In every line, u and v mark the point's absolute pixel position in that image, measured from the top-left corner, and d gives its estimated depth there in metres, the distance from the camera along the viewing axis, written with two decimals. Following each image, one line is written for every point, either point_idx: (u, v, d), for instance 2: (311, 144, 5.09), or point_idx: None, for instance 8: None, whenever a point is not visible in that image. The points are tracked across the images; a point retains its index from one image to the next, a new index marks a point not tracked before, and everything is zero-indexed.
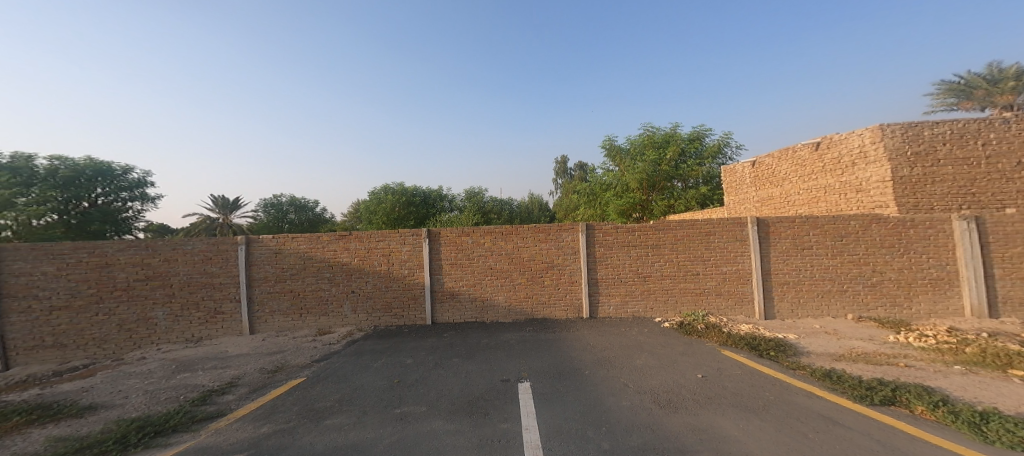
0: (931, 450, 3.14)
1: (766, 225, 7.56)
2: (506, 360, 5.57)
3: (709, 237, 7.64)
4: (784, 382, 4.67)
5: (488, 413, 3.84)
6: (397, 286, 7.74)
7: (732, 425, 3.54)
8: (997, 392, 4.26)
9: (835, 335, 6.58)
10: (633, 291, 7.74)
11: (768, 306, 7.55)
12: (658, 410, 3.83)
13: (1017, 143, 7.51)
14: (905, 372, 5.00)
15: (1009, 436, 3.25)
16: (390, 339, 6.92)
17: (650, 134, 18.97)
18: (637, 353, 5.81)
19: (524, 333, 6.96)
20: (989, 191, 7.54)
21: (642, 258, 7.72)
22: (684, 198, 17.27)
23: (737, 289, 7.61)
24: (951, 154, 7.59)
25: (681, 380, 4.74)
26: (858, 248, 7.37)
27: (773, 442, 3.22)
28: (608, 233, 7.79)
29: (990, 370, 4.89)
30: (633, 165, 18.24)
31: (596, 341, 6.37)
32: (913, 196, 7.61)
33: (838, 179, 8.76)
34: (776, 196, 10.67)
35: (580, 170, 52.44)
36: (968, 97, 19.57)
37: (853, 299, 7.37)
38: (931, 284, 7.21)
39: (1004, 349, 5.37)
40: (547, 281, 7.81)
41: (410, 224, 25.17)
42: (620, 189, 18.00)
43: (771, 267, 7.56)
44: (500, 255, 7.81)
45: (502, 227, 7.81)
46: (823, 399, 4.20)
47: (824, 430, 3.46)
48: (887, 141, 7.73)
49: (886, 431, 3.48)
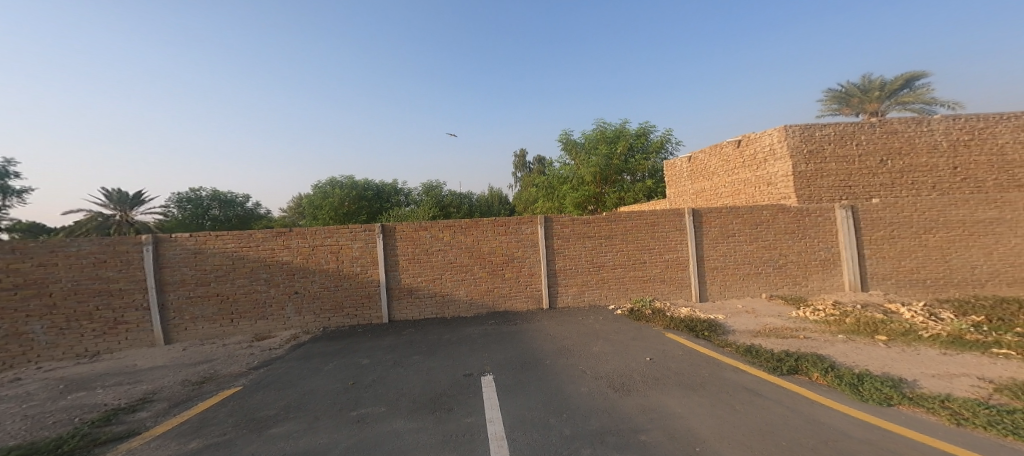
0: (828, 411, 3.65)
1: (699, 215, 8.23)
2: (467, 355, 5.55)
3: (654, 227, 8.14)
4: (716, 360, 5.15)
5: (451, 408, 3.82)
6: (347, 284, 7.36)
7: (676, 403, 3.85)
8: (867, 356, 5.05)
9: (754, 313, 7.37)
10: (589, 280, 8.06)
11: (703, 290, 8.24)
12: (614, 394, 4.05)
13: (880, 144, 8.82)
14: (803, 343, 5.74)
15: (878, 395, 3.88)
16: (342, 340, 6.59)
17: (602, 130, 19.54)
18: (593, 340, 6.06)
19: (487, 327, 6.95)
20: (861, 184, 8.81)
21: (596, 248, 8.04)
22: (633, 190, 18.16)
23: (678, 275, 8.20)
24: (836, 153, 8.76)
25: (632, 363, 5.04)
26: (769, 235, 8.28)
27: (709, 415, 3.56)
28: (565, 225, 8.02)
29: (862, 337, 5.78)
30: (587, 159, 18.80)
31: (552, 331, 6.55)
32: (808, 188, 8.72)
33: (754, 173, 9.74)
34: (707, 189, 11.60)
35: (540, 164, 52.78)
36: (847, 104, 22.65)
37: (766, 280, 8.29)
38: (821, 264, 8.31)
39: (874, 319, 6.35)
40: (507, 274, 7.87)
41: (361, 219, 23.75)
42: (576, 183, 18.69)
43: (704, 254, 8.26)
44: (460, 249, 7.72)
45: (461, 221, 7.73)
46: (746, 373, 4.70)
47: (748, 402, 3.88)
48: (790, 140, 8.75)
49: (792, 397, 4.00)
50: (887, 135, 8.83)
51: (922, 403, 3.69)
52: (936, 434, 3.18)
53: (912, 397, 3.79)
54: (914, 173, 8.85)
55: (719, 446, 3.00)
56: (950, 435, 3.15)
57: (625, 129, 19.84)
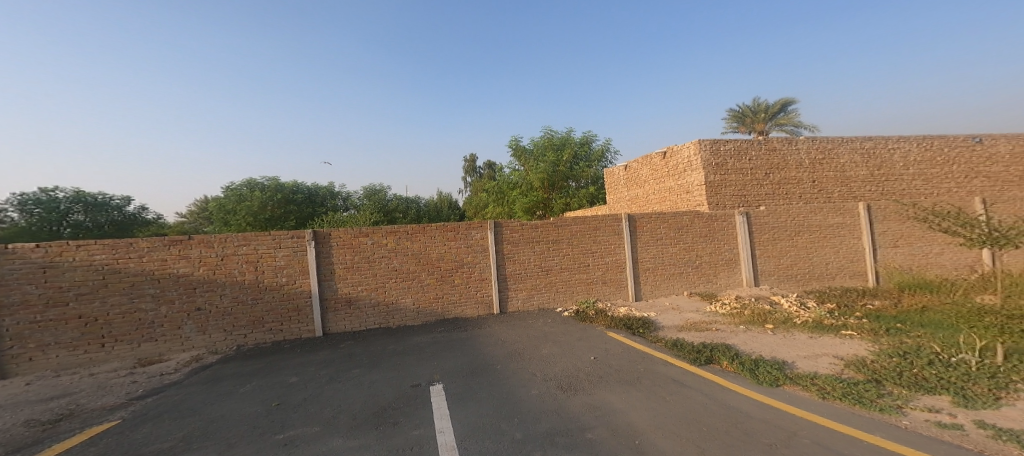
0: (737, 396, 4.05)
1: (634, 220, 8.74)
2: (410, 364, 5.29)
3: (596, 232, 8.46)
4: (649, 355, 5.46)
5: (398, 421, 3.58)
6: (269, 297, 6.70)
7: (618, 399, 4.01)
8: (752, 343, 5.77)
9: (678, 310, 7.99)
10: (538, 284, 8.09)
11: (638, 290, 8.73)
12: (563, 394, 4.10)
13: (762, 160, 10.09)
14: (715, 335, 6.32)
15: (770, 377, 4.40)
16: (263, 358, 5.98)
17: (548, 137, 20.00)
18: (541, 342, 6.09)
19: (436, 334, 6.63)
20: (753, 194, 9.99)
21: (544, 253, 8.11)
22: (577, 197, 18.70)
23: (618, 276, 8.59)
24: (736, 166, 9.85)
25: (578, 363, 5.15)
26: (687, 238, 9.04)
27: (646, 408, 3.76)
28: (515, 229, 7.98)
29: (757, 326, 6.52)
30: (535, 166, 19.17)
31: (500, 334, 6.47)
32: (716, 196, 9.70)
33: (676, 182, 10.57)
34: (639, 196, 12.35)
35: (489, 169, 52.38)
36: (743, 123, 25.60)
37: (687, 279, 9.03)
38: (727, 264, 9.26)
39: (765, 310, 7.19)
40: (456, 280, 7.64)
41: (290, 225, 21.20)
42: (525, 188, 18.81)
43: (639, 256, 8.76)
44: (406, 255, 7.37)
45: (407, 226, 7.39)
46: (673, 365, 5.04)
47: (676, 392, 4.16)
48: (702, 154, 9.69)
49: (708, 385, 4.38)
50: (768, 153, 10.14)
51: (797, 381, 4.26)
52: (807, 407, 3.70)
53: (792, 377, 4.35)
54: (787, 185, 10.25)
55: (656, 438, 3.16)
56: (819, 407, 3.68)
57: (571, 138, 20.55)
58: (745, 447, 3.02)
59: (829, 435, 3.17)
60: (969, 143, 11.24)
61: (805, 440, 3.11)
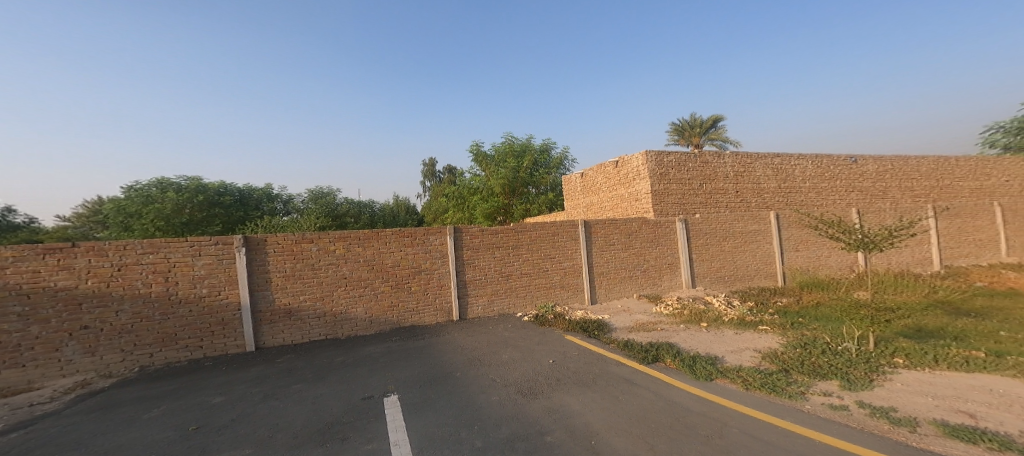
0: (680, 391, 4.34)
1: (590, 226, 9.06)
2: (358, 377, 5.08)
3: (555, 237, 8.66)
4: (605, 356, 5.66)
5: (347, 437, 3.47)
6: (184, 311, 6.01)
7: (576, 400, 4.13)
8: (688, 340, 6.22)
9: (629, 311, 8.39)
10: (498, 289, 8.13)
11: (594, 293, 9.04)
12: (522, 399, 4.15)
13: (698, 172, 10.90)
14: (660, 334, 6.72)
15: (705, 371, 4.78)
16: (179, 379, 5.38)
17: (510, 143, 20.12)
18: (502, 347, 6.11)
19: (390, 344, 6.43)
20: (691, 202, 10.75)
21: (504, 258, 8.17)
22: (538, 203, 19.11)
23: (575, 281, 8.83)
24: (676, 177, 10.56)
25: (537, 367, 5.23)
26: (637, 243, 9.53)
27: (601, 408, 3.91)
28: (474, 235, 8.00)
29: (695, 324, 7.02)
30: (496, 171, 19.14)
31: (459, 341, 6.41)
32: (661, 204, 10.33)
33: (627, 190, 11.01)
34: (594, 203, 12.50)
35: (450, 174, 51.54)
36: (682, 136, 27.38)
37: (636, 282, 9.50)
38: (671, 267, 9.88)
39: (702, 310, 7.76)
40: (413, 287, 7.48)
41: (218, 229, 15.68)
42: (486, 193, 18.80)
43: (594, 261, 9.08)
44: (357, 262, 7.10)
45: (360, 232, 7.14)
46: (625, 365, 5.27)
47: (628, 391, 4.37)
48: (649, 164, 10.28)
49: (657, 382, 4.64)
50: (703, 165, 10.98)
51: (725, 375, 4.66)
52: (736, 398, 4.07)
53: (722, 371, 4.75)
54: (716, 195, 11.12)
55: (610, 437, 3.31)
56: (744, 397, 4.05)
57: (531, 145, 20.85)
58: (686, 440, 3.25)
59: (753, 424, 3.49)
60: (848, 163, 13.13)
61: (734, 429, 3.41)
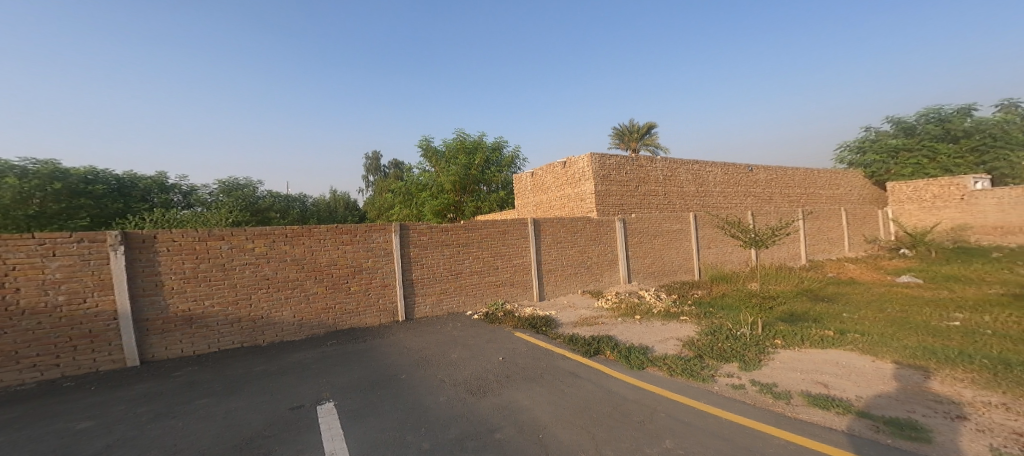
0: (619, 381, 4.61)
1: (539, 224, 9.26)
2: (282, 389, 4.58)
3: (505, 235, 8.74)
4: (552, 351, 5.84)
5: (271, 450, 3.26)
6: (30, 324, 4.67)
7: (524, 396, 4.23)
8: (628, 333, 6.55)
9: (574, 306, 8.73)
10: (447, 288, 7.98)
11: (542, 290, 9.26)
12: (471, 398, 4.17)
13: (635, 174, 11.59)
14: (603, 327, 7.05)
15: (637, 360, 5.14)
16: (24, 406, 4.18)
17: (461, 140, 19.90)
18: (452, 347, 6.05)
19: (327, 348, 6.03)
20: (629, 203, 11.41)
21: (454, 256, 8.05)
22: (489, 201, 19.06)
23: (524, 278, 8.98)
24: (617, 178, 11.14)
25: (487, 365, 5.26)
26: (581, 241, 9.92)
27: (549, 402, 4.05)
28: (422, 232, 7.75)
29: (631, 317, 7.50)
30: (448, 168, 18.76)
31: (404, 343, 6.22)
32: (604, 204, 10.84)
33: (573, 190, 11.30)
34: (544, 201, 12.48)
35: (396, 168, 50.16)
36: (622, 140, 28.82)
37: (581, 279, 9.89)
38: (612, 264, 10.42)
39: (637, 303, 8.30)
40: (353, 287, 6.97)
41: (87, 222, 9.39)
42: (436, 190, 18.52)
43: (542, 259, 9.30)
44: (283, 261, 6.36)
45: (286, 228, 6.41)
46: (571, 359, 5.48)
47: (574, 384, 4.55)
48: (593, 166, 10.73)
49: (598, 373, 4.90)
50: (639, 168, 11.71)
51: (654, 363, 5.06)
52: (665, 383, 4.43)
53: (651, 360, 5.14)
54: (649, 197, 11.90)
55: (557, 429, 3.44)
56: (671, 383, 4.42)
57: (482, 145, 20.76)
58: (622, 428, 3.47)
59: (680, 407, 3.81)
60: (744, 170, 14.69)
61: (662, 414, 3.71)
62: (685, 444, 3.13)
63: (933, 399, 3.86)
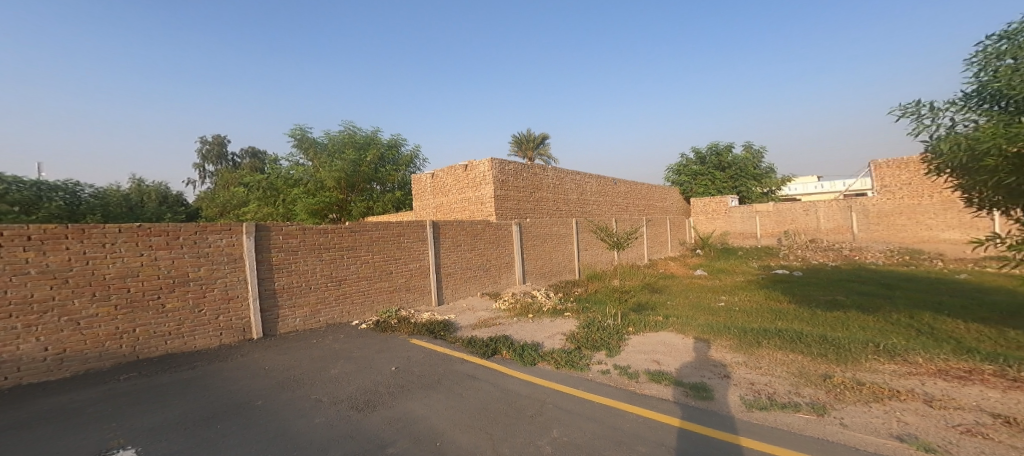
0: (514, 378, 4.83)
1: (438, 227, 9.17)
2: (26, 455, 3.00)
3: (399, 238, 8.37)
4: (448, 355, 5.85)
5: None
6: None
7: (419, 405, 4.16)
8: (525, 333, 6.77)
9: (474, 309, 8.85)
10: (326, 297, 7.08)
11: (440, 294, 9.15)
12: (357, 415, 3.91)
13: (530, 181, 12.24)
14: (500, 328, 7.25)
15: (529, 356, 5.47)
16: None
17: (350, 134, 18.63)
18: (332, 362, 5.51)
19: (122, 382, 4.41)
20: (526, 208, 11.99)
21: (335, 261, 7.24)
22: (383, 201, 18.03)
23: (421, 282, 8.74)
24: (514, 184, 11.62)
25: (377, 377, 4.98)
26: (480, 244, 10.13)
27: (446, 408, 4.06)
28: (291, 235, 6.66)
29: (525, 315, 7.90)
30: (331, 165, 17.02)
31: (260, 363, 5.26)
32: (503, 209, 11.20)
33: (474, 193, 11.41)
34: (444, 204, 12.33)
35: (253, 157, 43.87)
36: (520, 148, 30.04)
37: (480, 282, 10.08)
38: (508, 267, 10.90)
39: (530, 302, 8.79)
40: (166, 304, 5.25)
41: None
42: (314, 187, 16.67)
43: (441, 262, 9.21)
44: (21, 274, 4.28)
45: (32, 227, 4.37)
46: (469, 362, 5.54)
47: (471, 386, 4.65)
48: (493, 171, 11.00)
49: (493, 372, 5.10)
50: (534, 176, 12.42)
51: (543, 358, 5.43)
52: (551, 376, 4.81)
53: (542, 355, 5.51)
54: (543, 203, 12.69)
55: (454, 435, 3.47)
56: (558, 375, 4.79)
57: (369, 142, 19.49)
58: (517, 424, 3.63)
59: (565, 396, 4.18)
60: (611, 183, 16.63)
61: (551, 405, 4.01)
62: (567, 431, 3.42)
63: (711, 362, 5.04)
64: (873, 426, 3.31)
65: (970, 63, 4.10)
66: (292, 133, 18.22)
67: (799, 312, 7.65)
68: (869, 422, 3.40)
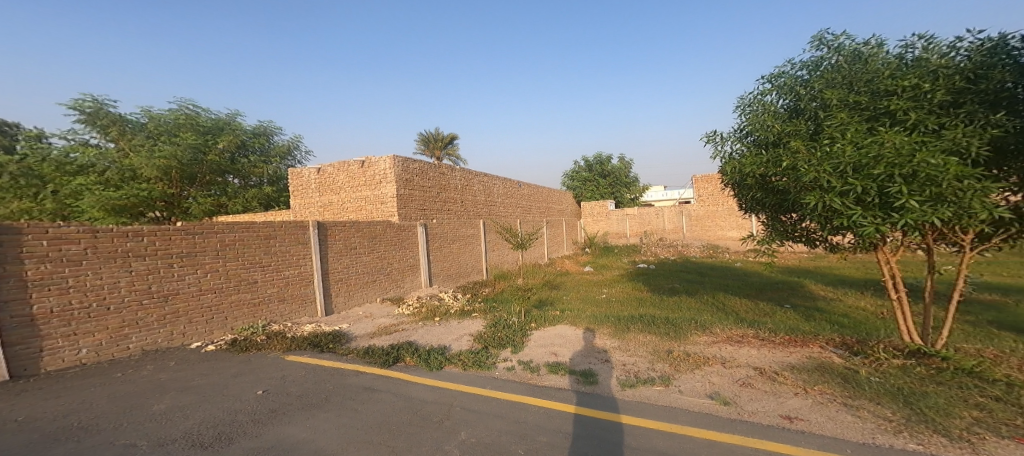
0: (418, 385, 4.70)
1: (324, 228, 8.37)
2: None
3: (268, 241, 7.26)
4: (339, 369, 5.40)
5: None
6: None
7: (302, 428, 3.74)
8: (426, 338, 6.54)
9: (371, 317, 8.31)
10: (143, 318, 5.55)
11: (328, 303, 8.33)
12: (207, 450, 3.26)
13: (437, 181, 12.04)
14: (402, 334, 6.98)
15: (436, 361, 5.36)
16: None
17: (188, 115, 15.04)
18: (155, 396, 4.30)
19: None
20: (432, 208, 11.71)
21: (158, 272, 5.72)
22: (242, 198, 15.29)
23: (300, 291, 7.75)
24: (419, 183, 11.26)
25: (235, 405, 4.22)
26: (380, 246, 9.64)
27: (337, 427, 3.74)
28: (73, 239, 4.97)
29: (431, 318, 7.75)
30: (153, 151, 12.77)
31: (11, 412, 3.72)
32: (407, 208, 10.75)
33: (372, 192, 10.74)
34: (333, 202, 11.32)
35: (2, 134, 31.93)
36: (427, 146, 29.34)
37: (379, 286, 9.58)
38: (411, 269, 10.59)
39: (437, 305, 8.62)
40: None
41: None
42: (121, 179, 12.18)
43: (328, 267, 8.41)
44: None
45: None
46: (365, 373, 5.22)
47: (367, 399, 4.37)
48: (396, 169, 10.48)
49: (393, 381, 4.89)
50: (441, 176, 12.25)
51: (452, 361, 5.40)
52: (454, 378, 4.78)
53: (450, 358, 5.47)
54: (450, 203, 12.57)
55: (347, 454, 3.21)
56: (463, 377, 4.80)
57: (215, 128, 15.84)
58: (422, 431, 3.55)
59: (470, 397, 4.22)
60: (516, 186, 17.26)
61: (458, 407, 4.00)
62: (475, 431, 3.45)
63: (596, 350, 5.55)
64: (697, 389, 4.10)
65: (739, 107, 5.20)
66: (73, 103, 12.79)
67: (670, 299, 8.86)
68: (698, 386, 4.18)
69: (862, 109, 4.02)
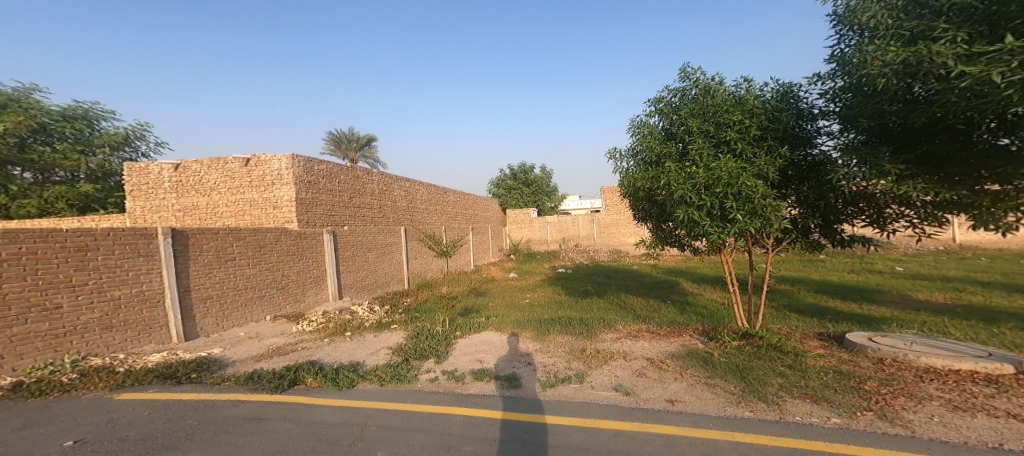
0: (321, 408, 4.24)
1: (183, 236, 6.89)
2: None
3: (84, 254, 5.50)
4: (206, 401, 4.48)
5: None
6: None
7: None
8: (326, 358, 5.89)
9: (257, 338, 7.24)
10: None
11: (190, 328, 6.84)
12: None
13: (348, 185, 11.20)
14: (301, 354, 6.25)
15: (346, 380, 4.91)
16: None
17: None
18: None
19: None
20: (340, 214, 10.83)
21: None
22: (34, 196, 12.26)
23: (140, 316, 6.06)
24: (325, 186, 10.34)
25: None
26: (270, 256, 8.55)
27: None
28: None
29: (339, 334, 7.12)
30: None
31: None
32: (308, 214, 9.75)
33: (261, 194, 9.51)
34: (201, 205, 9.73)
35: None
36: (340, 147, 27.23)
37: (269, 302, 8.48)
38: (314, 281, 9.64)
39: (347, 319, 7.95)
40: None
41: None
42: None
43: (189, 284, 6.89)
44: None
45: None
46: (246, 402, 4.50)
47: (252, 431, 3.76)
48: (295, 169, 9.47)
49: (291, 407, 4.33)
50: (353, 179, 11.44)
51: (365, 377, 5.02)
52: (364, 397, 4.41)
53: (363, 375, 5.08)
54: (363, 209, 11.78)
55: None
56: (377, 394, 4.47)
57: None
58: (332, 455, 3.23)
59: (385, 414, 3.97)
60: (441, 191, 16.93)
61: (372, 427, 3.73)
62: (394, 449, 3.25)
63: (520, 354, 5.66)
64: (606, 383, 4.41)
65: (631, 129, 5.93)
66: None
67: (580, 302, 9.41)
68: (609, 379, 4.52)
69: (712, 135, 4.84)
